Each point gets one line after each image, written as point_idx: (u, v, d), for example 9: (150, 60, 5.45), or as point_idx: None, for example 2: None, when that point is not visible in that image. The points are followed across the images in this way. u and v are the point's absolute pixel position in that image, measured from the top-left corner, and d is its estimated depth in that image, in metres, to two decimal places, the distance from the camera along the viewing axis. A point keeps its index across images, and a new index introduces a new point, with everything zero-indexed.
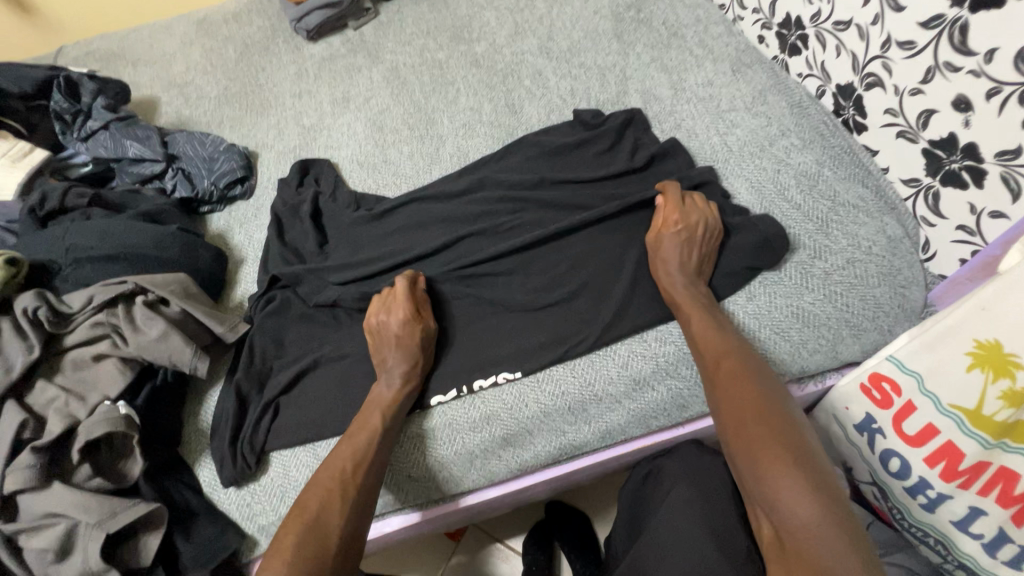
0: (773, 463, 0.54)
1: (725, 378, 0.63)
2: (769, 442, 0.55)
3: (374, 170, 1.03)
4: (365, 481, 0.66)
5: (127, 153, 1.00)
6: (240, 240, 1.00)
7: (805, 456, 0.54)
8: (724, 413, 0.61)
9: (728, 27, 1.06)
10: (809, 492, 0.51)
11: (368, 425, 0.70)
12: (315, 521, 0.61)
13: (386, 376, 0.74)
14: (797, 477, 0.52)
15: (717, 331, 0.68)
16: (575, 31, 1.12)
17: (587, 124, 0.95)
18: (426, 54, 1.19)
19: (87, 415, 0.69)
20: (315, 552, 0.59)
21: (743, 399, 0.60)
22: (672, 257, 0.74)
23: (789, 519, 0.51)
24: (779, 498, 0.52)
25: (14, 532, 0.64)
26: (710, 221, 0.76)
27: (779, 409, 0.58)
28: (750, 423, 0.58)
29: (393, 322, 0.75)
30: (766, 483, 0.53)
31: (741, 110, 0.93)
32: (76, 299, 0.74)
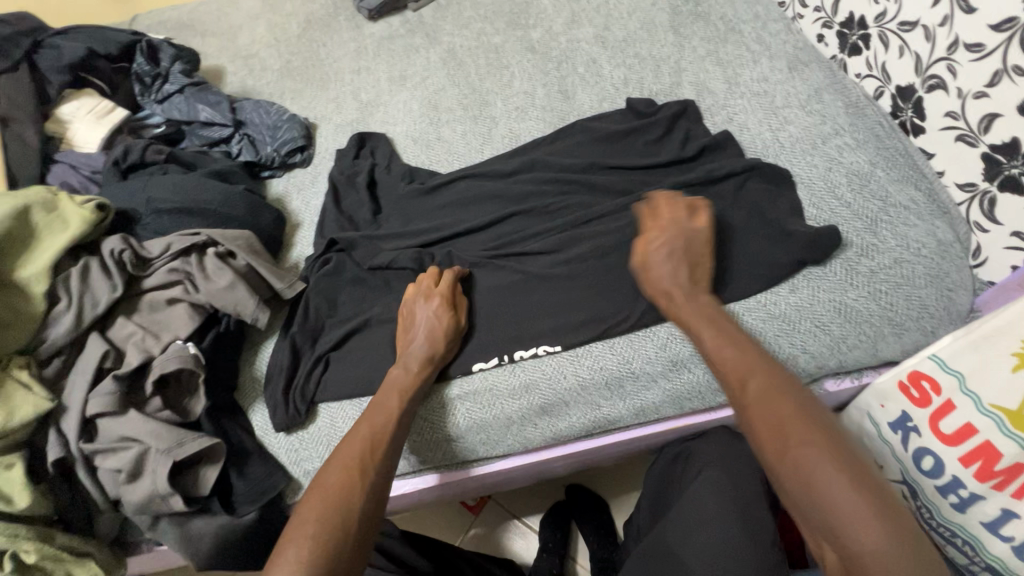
0: (831, 493, 0.50)
1: (755, 397, 0.58)
2: (825, 470, 0.50)
3: (428, 147, 1.07)
4: (385, 460, 0.66)
5: (199, 117, 1.06)
6: (297, 205, 1.05)
7: (866, 479, 0.50)
8: (761, 437, 0.56)
9: (787, 25, 1.05)
10: (874, 515, 0.48)
11: (385, 406, 0.71)
12: (336, 500, 0.60)
13: (405, 360, 0.76)
14: (860, 504, 0.48)
15: (730, 342, 0.63)
16: (632, 22, 1.13)
17: (639, 113, 0.97)
18: (483, 38, 1.22)
19: (160, 351, 0.74)
20: (341, 526, 0.59)
21: (780, 415, 0.55)
22: (661, 270, 0.73)
23: (857, 548, 0.48)
24: (843, 528, 0.49)
25: (92, 451, 0.70)
26: (698, 229, 0.75)
27: (820, 422, 0.54)
28: (797, 450, 0.52)
29: (429, 306, 0.79)
30: (828, 511, 0.49)
31: (795, 107, 0.93)
32: (155, 246, 0.80)
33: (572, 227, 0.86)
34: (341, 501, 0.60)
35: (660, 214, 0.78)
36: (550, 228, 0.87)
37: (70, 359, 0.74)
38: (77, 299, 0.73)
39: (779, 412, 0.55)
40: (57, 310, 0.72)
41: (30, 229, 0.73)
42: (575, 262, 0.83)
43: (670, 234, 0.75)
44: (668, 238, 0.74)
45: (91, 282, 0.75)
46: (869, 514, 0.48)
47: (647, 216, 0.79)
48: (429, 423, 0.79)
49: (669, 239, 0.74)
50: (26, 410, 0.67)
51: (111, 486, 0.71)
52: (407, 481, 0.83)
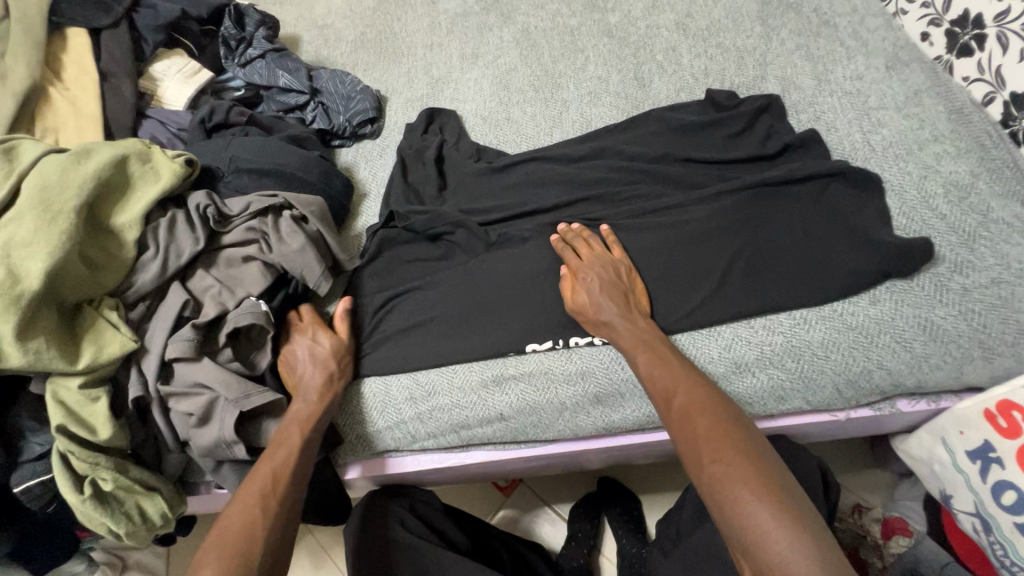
0: (739, 500, 0.55)
1: (682, 416, 0.64)
2: (732, 480, 0.56)
3: (497, 127, 1.07)
4: (287, 494, 0.68)
5: (277, 83, 1.09)
6: (364, 175, 1.07)
7: (775, 489, 0.55)
8: (688, 451, 0.62)
9: (887, 20, 0.99)
10: (779, 527, 0.52)
11: (286, 441, 0.71)
12: (230, 547, 0.62)
13: (304, 393, 0.76)
14: (765, 511, 0.53)
15: (662, 368, 0.69)
16: (717, 11, 1.09)
17: (719, 105, 0.93)
18: (559, 19, 1.20)
19: (235, 306, 0.78)
20: (240, 561, 0.61)
21: (700, 438, 0.61)
22: (592, 295, 0.76)
23: (763, 555, 0.51)
24: (751, 532, 0.53)
25: (167, 393, 0.74)
26: (618, 258, 0.79)
27: (736, 442, 0.60)
28: (717, 462, 0.58)
29: (306, 340, 0.81)
30: (736, 525, 0.54)
31: (890, 108, 0.87)
32: (236, 205, 0.83)
33: (641, 218, 0.85)
34: (237, 542, 0.63)
35: (578, 256, 0.80)
36: (617, 217, 0.86)
37: (153, 305, 0.78)
38: (163, 250, 0.77)
39: (704, 427, 0.62)
40: (145, 257, 0.76)
41: (126, 178, 0.77)
42: (642, 253, 0.81)
43: (599, 257, 0.79)
44: (591, 268, 0.77)
45: (177, 234, 0.79)
46: (775, 523, 0.52)
47: (570, 257, 0.80)
48: (482, 400, 0.80)
49: (593, 270, 0.77)
50: (113, 348, 0.72)
51: (182, 429, 0.75)
52: (455, 454, 0.85)
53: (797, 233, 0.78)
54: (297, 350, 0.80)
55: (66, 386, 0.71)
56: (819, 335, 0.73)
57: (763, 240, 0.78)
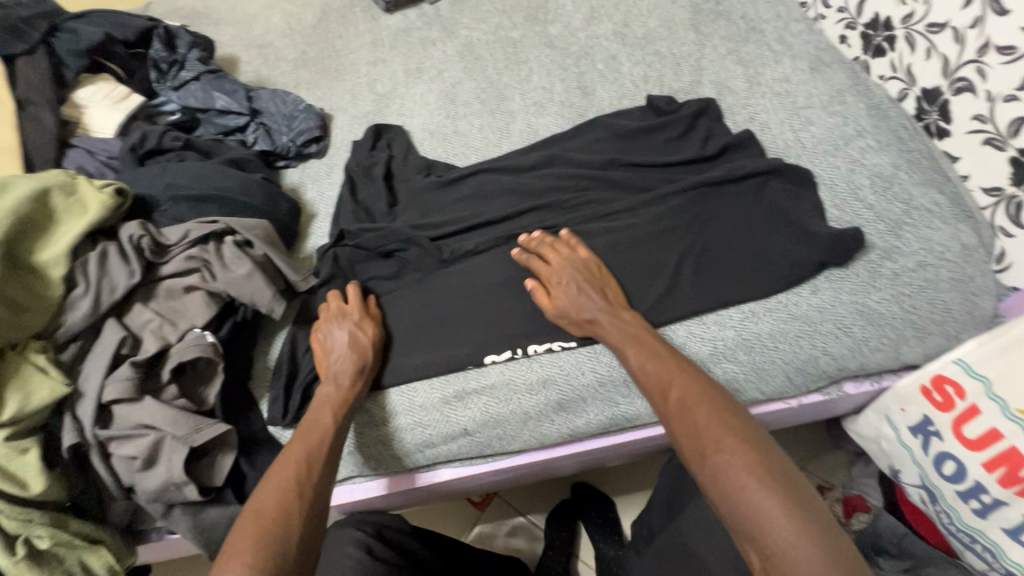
0: (743, 488, 0.55)
1: (678, 408, 0.64)
2: (734, 470, 0.57)
3: (445, 140, 1.06)
4: (321, 479, 0.66)
5: (215, 105, 1.06)
6: (312, 196, 1.05)
7: (775, 474, 0.56)
8: (687, 443, 0.62)
9: (808, 25, 1.05)
10: (781, 515, 0.53)
11: (321, 419, 0.71)
12: (271, 518, 0.60)
13: (334, 377, 0.76)
14: (769, 500, 0.54)
15: (655, 361, 0.69)
16: (652, 20, 1.12)
17: (659, 110, 0.96)
18: (501, 32, 1.21)
19: (178, 339, 0.74)
20: (281, 542, 0.59)
21: (699, 428, 0.61)
22: (572, 298, 0.76)
23: (770, 541, 0.52)
24: (758, 519, 0.53)
25: (107, 438, 0.70)
26: (586, 257, 0.80)
27: (735, 430, 0.60)
28: (718, 451, 0.59)
29: (348, 325, 0.80)
30: (740, 515, 0.55)
31: (817, 107, 0.92)
32: (173, 233, 0.79)
33: (591, 224, 0.86)
34: (276, 523, 0.60)
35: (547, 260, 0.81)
36: (568, 224, 0.87)
37: (87, 344, 0.74)
38: (94, 285, 0.72)
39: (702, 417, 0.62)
40: (75, 294, 0.72)
41: (48, 213, 0.73)
42: (596, 259, 0.82)
43: (568, 261, 0.79)
44: (562, 272, 0.78)
45: (109, 268, 0.74)
46: (776, 511, 0.53)
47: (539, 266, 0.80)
48: (445, 417, 0.79)
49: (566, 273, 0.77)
50: (42, 394, 0.67)
51: (126, 474, 0.70)
52: (422, 474, 0.83)
53: (741, 230, 0.81)
54: (327, 339, 0.80)
55: None
56: (767, 327, 0.76)
57: (708, 239, 0.81)
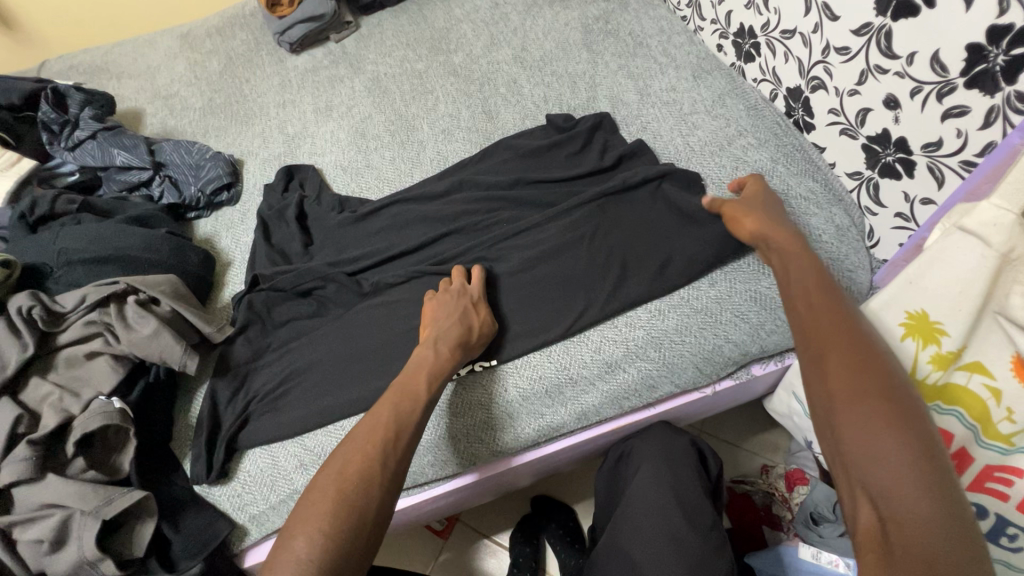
0: (879, 444, 0.44)
1: (834, 342, 0.51)
2: (872, 421, 0.45)
3: (358, 175, 1.07)
4: (406, 453, 0.62)
5: (114, 162, 1.03)
6: (227, 244, 1.03)
7: (927, 441, 0.44)
8: (823, 383, 0.50)
9: (689, 37, 1.13)
10: (929, 489, 0.41)
11: (417, 387, 0.68)
12: (352, 482, 0.57)
13: (433, 342, 0.74)
14: (918, 468, 0.42)
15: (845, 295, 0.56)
16: (548, 42, 1.18)
17: (560, 127, 1.01)
18: (406, 64, 1.24)
19: (81, 410, 0.71)
20: (356, 509, 0.56)
21: (851, 362, 0.49)
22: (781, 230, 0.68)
23: (902, 509, 0.41)
24: (890, 485, 0.42)
25: (9, 524, 0.66)
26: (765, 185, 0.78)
27: (890, 379, 0.48)
28: (856, 396, 0.47)
29: (467, 300, 0.79)
30: (877, 470, 0.43)
31: (702, 112, 0.99)
32: (69, 299, 0.76)
33: (504, 245, 0.89)
34: (356, 490, 0.57)
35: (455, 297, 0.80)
36: (481, 245, 0.89)
37: None
38: None
39: (846, 358, 0.49)
40: None
41: None
42: (509, 277, 0.85)
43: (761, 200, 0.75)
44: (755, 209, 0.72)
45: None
46: (923, 482, 0.42)
47: (459, 301, 0.79)
48: None
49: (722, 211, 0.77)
50: None
51: (33, 559, 0.66)
52: None
53: (642, 234, 0.85)
54: (440, 310, 0.79)
55: None
56: (672, 322, 0.80)
57: (612, 246, 0.85)
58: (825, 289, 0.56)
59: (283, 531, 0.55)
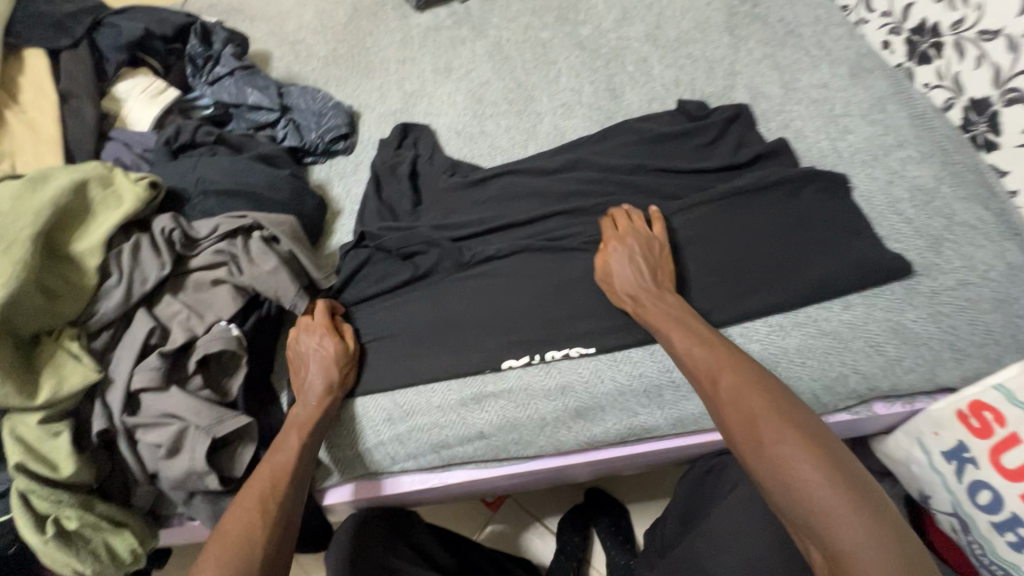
0: (800, 479, 0.53)
1: (729, 396, 0.61)
2: (787, 456, 0.55)
3: (471, 140, 1.06)
4: (278, 512, 0.62)
5: (247, 101, 1.07)
6: (338, 192, 1.06)
7: (831, 459, 0.54)
8: (735, 435, 0.60)
9: (849, 29, 1.01)
10: (847, 506, 0.51)
11: (287, 443, 0.68)
12: (222, 544, 0.59)
13: (305, 395, 0.74)
14: (829, 488, 0.52)
15: (703, 346, 0.67)
16: (685, 22, 1.10)
17: (691, 115, 0.94)
18: (531, 32, 1.20)
19: (204, 332, 0.75)
20: (232, 571, 0.57)
21: (750, 410, 0.59)
22: (622, 269, 0.76)
23: (834, 535, 0.50)
24: (817, 512, 0.52)
25: (134, 424, 0.71)
26: (654, 236, 0.78)
27: (786, 411, 0.58)
28: (764, 441, 0.57)
29: (312, 339, 0.77)
30: (799, 503, 0.53)
31: (855, 115, 0.89)
32: (204, 227, 0.81)
33: None
34: (235, 555, 0.58)
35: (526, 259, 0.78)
36: (591, 230, 0.86)
37: (118, 333, 0.75)
38: (127, 275, 0.74)
39: (744, 407, 0.59)
40: (108, 285, 0.73)
41: (87, 204, 0.74)
42: None
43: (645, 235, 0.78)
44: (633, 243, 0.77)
45: (141, 258, 0.76)
46: (842, 501, 0.51)
47: (308, 334, 0.77)
48: (462, 419, 0.78)
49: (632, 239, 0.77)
50: (75, 381, 0.68)
51: (150, 460, 0.72)
52: (436, 475, 0.82)
53: (771, 241, 0.79)
54: (299, 361, 0.77)
55: (25, 421, 0.68)
56: (794, 342, 0.73)
57: (737, 249, 0.79)
58: (709, 342, 0.67)
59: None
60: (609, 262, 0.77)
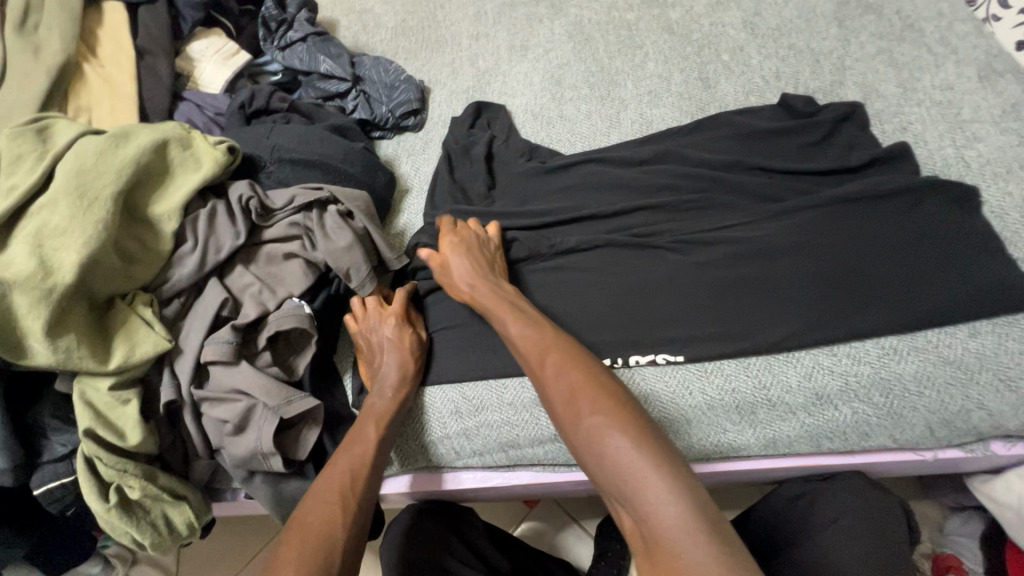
0: (615, 452, 0.53)
1: (552, 374, 0.61)
2: (597, 429, 0.55)
3: (549, 124, 1.01)
4: (361, 503, 0.61)
5: (318, 68, 1.03)
6: (406, 170, 1.01)
7: (631, 430, 0.54)
8: (557, 413, 0.60)
9: (978, 26, 0.91)
10: (652, 480, 0.50)
11: (365, 435, 0.67)
12: (303, 530, 0.57)
13: (378, 387, 0.73)
14: (634, 458, 0.52)
15: (525, 326, 0.67)
16: (788, 9, 1.01)
17: (796, 111, 0.87)
18: (615, 12, 1.11)
19: (276, 307, 0.72)
20: (320, 559, 0.55)
21: (572, 387, 0.59)
22: (454, 266, 0.76)
23: (649, 509, 0.49)
24: (628, 485, 0.51)
25: (201, 398, 0.69)
26: (489, 234, 0.80)
27: (608, 389, 0.59)
28: (581, 417, 0.57)
29: (389, 328, 0.75)
30: (615, 477, 0.53)
31: (986, 122, 0.80)
32: (279, 198, 0.77)
33: (711, 232, 0.78)
34: (320, 543, 0.56)
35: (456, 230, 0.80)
36: (682, 229, 0.80)
37: (188, 302, 0.72)
38: (202, 242, 0.71)
39: (562, 386, 0.60)
40: (182, 250, 0.71)
41: (164, 164, 0.71)
42: (714, 268, 0.75)
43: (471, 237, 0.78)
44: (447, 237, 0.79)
45: (217, 226, 0.73)
46: (654, 476, 0.50)
47: (381, 319, 0.76)
48: (535, 420, 0.74)
49: (465, 240, 0.78)
50: (146, 349, 0.66)
51: (215, 436, 0.70)
52: (499, 473, 0.79)
53: (888, 255, 0.71)
54: (372, 347, 0.76)
55: (95, 387, 0.66)
56: (911, 368, 0.67)
57: (848, 261, 0.72)
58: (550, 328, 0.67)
59: (266, 568, 0.55)
60: (444, 263, 0.77)
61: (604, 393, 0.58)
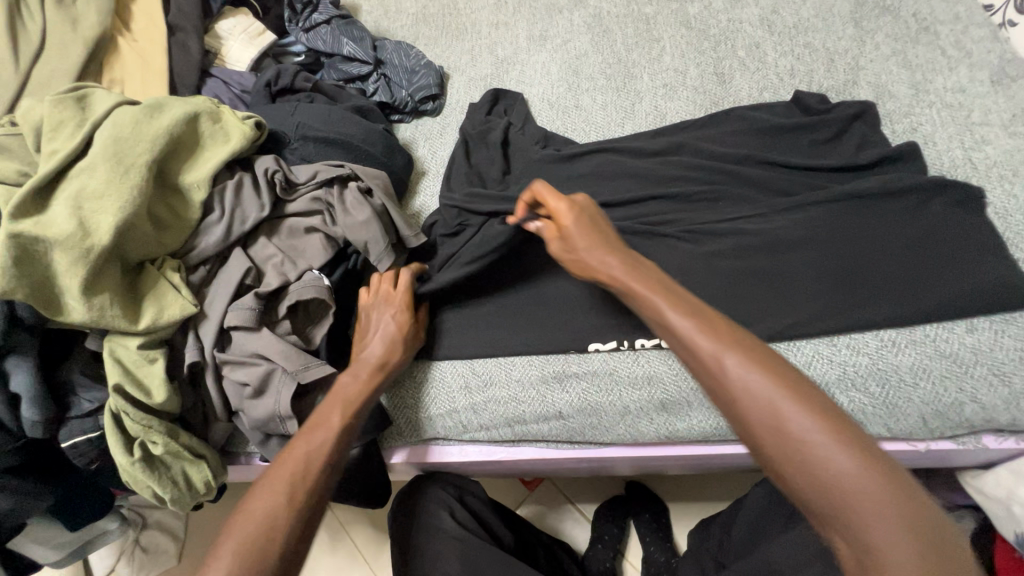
0: (841, 476, 0.46)
1: (735, 376, 0.52)
2: (812, 448, 0.47)
3: (565, 114, 1.03)
4: (316, 488, 0.61)
5: (341, 51, 1.06)
6: (423, 153, 1.04)
7: (862, 452, 0.46)
8: (747, 423, 0.51)
9: (993, 31, 0.92)
10: (888, 512, 0.44)
11: (327, 419, 0.66)
12: (253, 509, 0.58)
13: (353, 368, 0.71)
14: (866, 487, 0.45)
15: (686, 316, 0.57)
16: (807, 8, 1.02)
17: (809, 108, 0.89)
18: (634, 5, 1.13)
19: (296, 278, 0.75)
20: (260, 542, 0.56)
21: (765, 393, 0.50)
22: (585, 250, 0.68)
23: (884, 548, 0.43)
24: (856, 519, 0.45)
25: (223, 362, 0.72)
26: (591, 204, 0.72)
27: (814, 396, 0.50)
28: (786, 431, 0.49)
29: (387, 313, 0.75)
30: (840, 506, 0.45)
31: (995, 126, 0.82)
32: (304, 174, 0.80)
33: (720, 223, 0.80)
34: (265, 528, 0.57)
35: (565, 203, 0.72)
36: (692, 219, 0.82)
37: (214, 269, 0.76)
38: (228, 213, 0.74)
39: (753, 393, 0.51)
40: (210, 220, 0.74)
41: (196, 137, 0.74)
42: (721, 257, 0.77)
43: (585, 211, 0.70)
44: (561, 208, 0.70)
45: (243, 198, 0.76)
46: (890, 510, 0.44)
47: (384, 304, 0.76)
48: (542, 397, 0.77)
49: (580, 211, 0.70)
50: (173, 311, 0.69)
51: (234, 398, 0.73)
52: (504, 448, 0.82)
53: (892, 251, 0.73)
54: (365, 330, 0.76)
55: (124, 345, 0.69)
56: (907, 360, 0.69)
57: (853, 255, 0.74)
58: (721, 320, 0.57)
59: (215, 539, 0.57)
60: (563, 245, 0.70)
61: (815, 403, 0.49)
